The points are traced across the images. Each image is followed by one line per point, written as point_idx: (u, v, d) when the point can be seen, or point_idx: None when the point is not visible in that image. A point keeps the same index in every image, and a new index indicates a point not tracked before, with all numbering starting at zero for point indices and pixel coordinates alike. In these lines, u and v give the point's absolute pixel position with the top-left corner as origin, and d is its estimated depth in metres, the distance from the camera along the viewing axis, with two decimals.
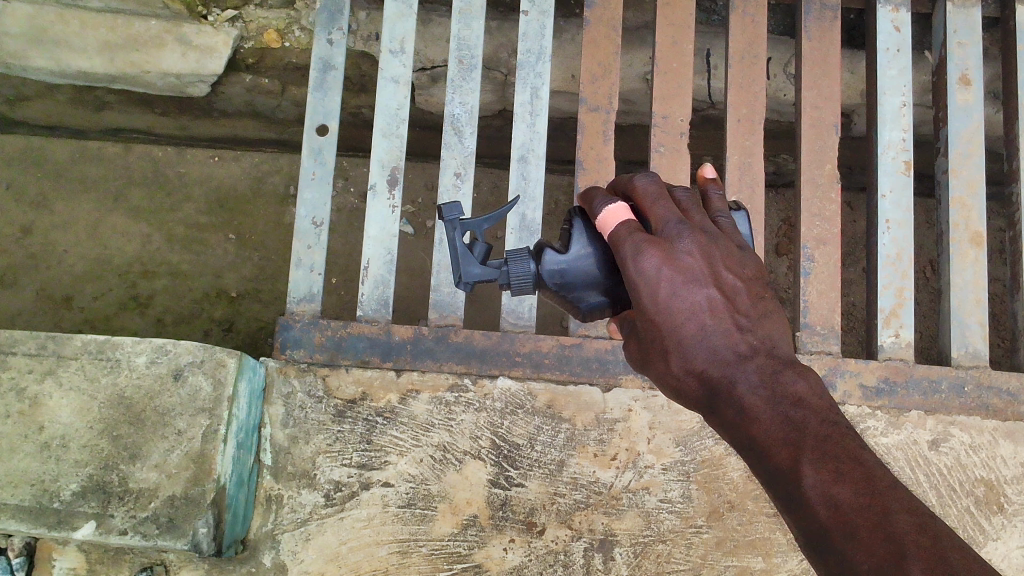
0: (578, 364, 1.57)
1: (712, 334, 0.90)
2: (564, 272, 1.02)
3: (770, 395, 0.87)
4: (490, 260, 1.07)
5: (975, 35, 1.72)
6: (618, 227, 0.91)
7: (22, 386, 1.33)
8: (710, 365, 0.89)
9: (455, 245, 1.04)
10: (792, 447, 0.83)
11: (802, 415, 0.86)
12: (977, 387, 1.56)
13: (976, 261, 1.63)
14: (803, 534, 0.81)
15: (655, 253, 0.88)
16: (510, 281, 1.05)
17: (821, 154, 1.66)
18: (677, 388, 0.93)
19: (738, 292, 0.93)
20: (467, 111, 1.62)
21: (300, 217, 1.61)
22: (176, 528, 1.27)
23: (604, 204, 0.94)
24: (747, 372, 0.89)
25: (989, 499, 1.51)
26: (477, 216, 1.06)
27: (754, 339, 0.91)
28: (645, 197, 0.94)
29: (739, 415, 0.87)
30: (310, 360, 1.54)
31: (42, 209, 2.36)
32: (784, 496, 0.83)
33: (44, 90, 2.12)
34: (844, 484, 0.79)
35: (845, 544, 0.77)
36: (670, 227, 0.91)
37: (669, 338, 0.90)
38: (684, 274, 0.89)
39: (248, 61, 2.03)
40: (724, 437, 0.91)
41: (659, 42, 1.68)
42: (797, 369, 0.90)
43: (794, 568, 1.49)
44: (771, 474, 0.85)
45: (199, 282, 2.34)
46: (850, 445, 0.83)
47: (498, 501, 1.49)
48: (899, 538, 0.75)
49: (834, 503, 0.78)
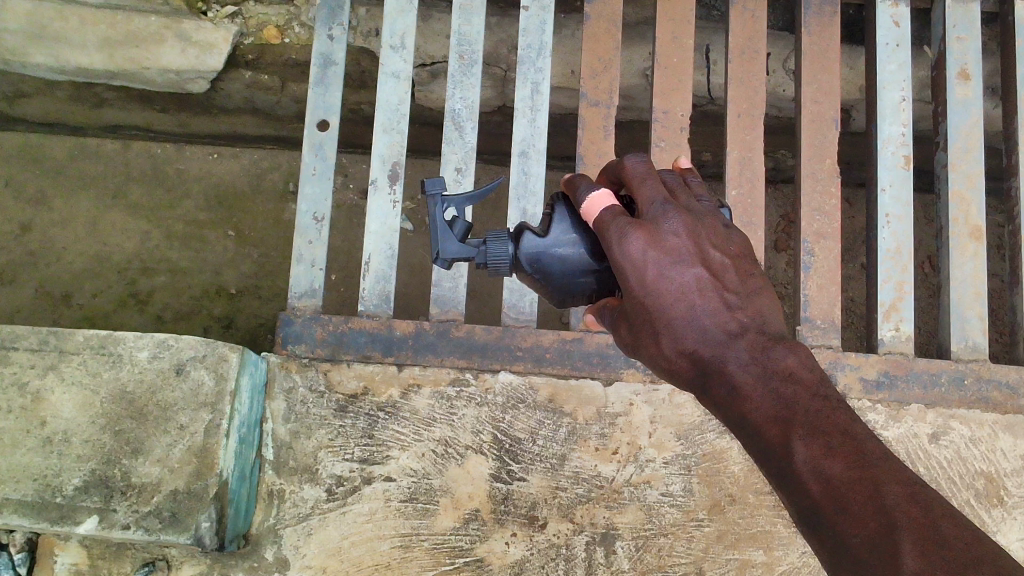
0: (579, 359, 1.57)
1: (702, 314, 0.90)
2: (541, 255, 1.05)
3: (761, 372, 0.88)
4: (468, 240, 1.10)
5: (974, 29, 1.73)
6: (603, 212, 0.93)
7: (25, 381, 1.33)
8: (700, 345, 0.90)
9: (435, 221, 1.08)
10: (783, 424, 0.84)
11: (794, 390, 0.86)
12: (977, 380, 1.57)
13: (975, 254, 1.64)
14: (795, 509, 0.82)
15: (641, 234, 0.90)
16: (487, 262, 1.07)
17: (820, 148, 1.66)
18: (670, 370, 0.93)
19: (726, 270, 0.94)
20: (467, 106, 1.63)
21: (301, 212, 1.61)
22: (179, 523, 1.27)
23: (588, 191, 0.96)
24: (737, 350, 0.89)
25: (989, 492, 1.52)
26: (460, 195, 1.11)
27: (744, 317, 0.92)
28: (634, 177, 0.95)
29: (731, 394, 0.88)
30: (311, 355, 1.55)
31: (40, 206, 2.36)
32: (776, 474, 0.83)
33: (43, 86, 2.13)
34: (835, 458, 0.79)
35: (837, 518, 0.77)
36: (655, 208, 0.93)
37: (659, 320, 0.91)
38: (670, 255, 0.90)
39: (248, 57, 2.04)
40: (718, 417, 0.91)
41: (659, 37, 1.68)
42: (788, 344, 0.90)
43: (796, 561, 1.50)
44: (763, 451, 0.85)
45: (198, 279, 2.34)
46: (839, 418, 0.84)
47: (500, 495, 1.50)
48: (890, 509, 0.75)
49: (825, 478, 0.79)
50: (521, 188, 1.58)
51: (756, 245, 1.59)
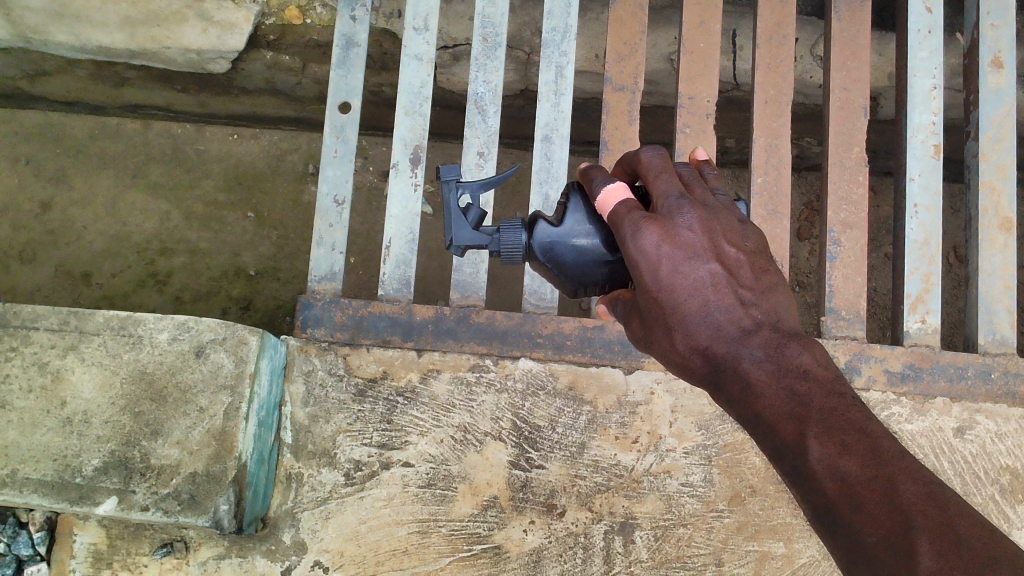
0: (600, 347, 1.55)
1: (716, 310, 0.88)
2: (554, 244, 1.03)
3: (775, 370, 0.85)
4: (482, 227, 1.09)
5: (1009, 16, 1.70)
6: (618, 206, 0.90)
7: (45, 360, 1.33)
8: (714, 341, 0.88)
9: (449, 207, 1.07)
10: (797, 422, 0.82)
11: (808, 387, 0.84)
12: (1004, 374, 1.55)
13: (1005, 246, 1.61)
14: (809, 507, 0.80)
15: (655, 229, 0.87)
16: (501, 249, 1.06)
17: (849, 136, 1.64)
18: (682, 365, 0.91)
19: (741, 266, 0.91)
20: (490, 90, 1.61)
21: (322, 195, 1.60)
22: (198, 506, 1.27)
23: (603, 184, 0.94)
24: (751, 347, 0.87)
25: (1014, 488, 1.50)
26: (474, 181, 1.09)
27: (757, 313, 0.89)
28: (649, 170, 0.93)
29: (744, 391, 0.86)
30: (331, 339, 1.54)
31: (61, 185, 2.36)
32: (791, 471, 0.81)
33: (64, 65, 2.11)
34: (850, 456, 0.77)
35: (852, 516, 0.75)
36: (669, 202, 0.90)
37: (672, 315, 0.88)
38: (685, 250, 0.88)
39: (269, 38, 2.01)
40: (731, 413, 0.90)
41: (687, 21, 1.65)
42: (802, 341, 0.88)
43: (816, 553, 1.49)
44: (777, 449, 0.83)
45: (217, 260, 2.33)
46: (855, 417, 0.81)
47: (519, 483, 1.49)
48: (906, 508, 0.73)
49: (841, 476, 0.77)
50: (544, 172, 1.56)
51: (782, 234, 1.57)
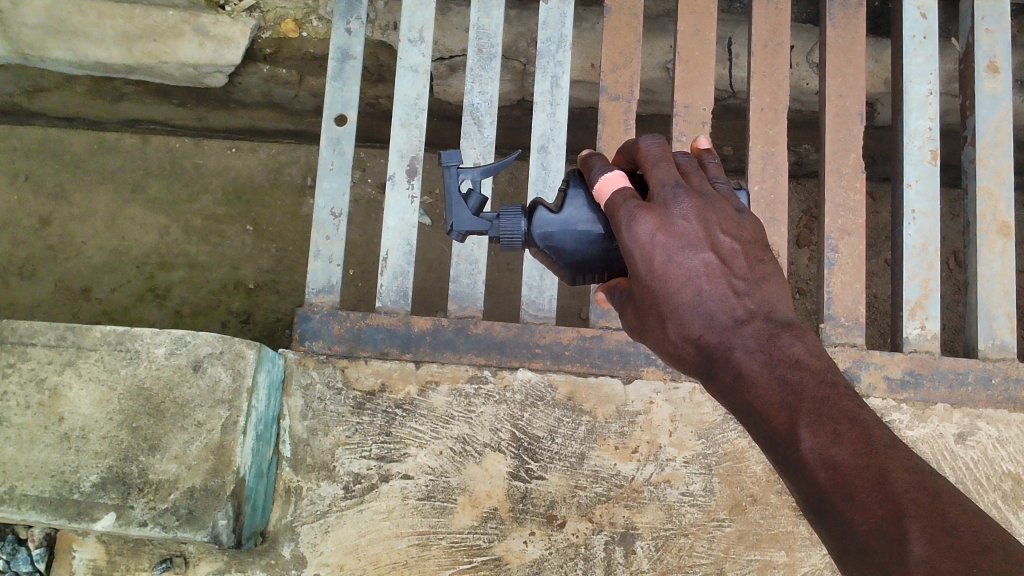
0: (598, 356, 1.55)
1: (709, 299, 0.87)
2: (553, 231, 1.03)
3: (767, 359, 0.84)
4: (484, 213, 1.08)
5: (1005, 21, 1.70)
6: (614, 195, 0.90)
7: (43, 377, 1.32)
8: (707, 331, 0.87)
9: (450, 192, 1.06)
10: (789, 411, 0.81)
11: (800, 376, 0.83)
12: (1004, 379, 1.54)
13: (1004, 251, 1.61)
14: (802, 497, 0.79)
15: (650, 218, 0.86)
16: (500, 235, 1.05)
17: (845, 143, 1.64)
18: (675, 355, 0.90)
19: (736, 256, 0.90)
20: (486, 101, 1.61)
21: (318, 208, 1.60)
22: (196, 521, 1.26)
23: (602, 173, 0.93)
24: (743, 337, 0.86)
25: (1017, 494, 1.49)
26: (475, 167, 1.08)
27: (751, 303, 0.88)
28: (647, 158, 0.92)
29: (736, 381, 0.84)
30: (329, 352, 1.53)
31: (59, 200, 2.36)
32: (783, 460, 0.80)
33: (62, 81, 2.12)
34: (842, 445, 0.77)
35: (844, 505, 0.74)
36: (666, 191, 0.89)
37: (665, 304, 0.88)
38: (679, 239, 0.87)
39: (265, 51, 2.03)
40: (723, 403, 0.88)
41: (681, 29, 1.66)
42: (794, 330, 0.87)
43: (817, 563, 1.48)
44: (769, 438, 0.82)
45: (217, 273, 2.33)
46: (847, 405, 0.80)
47: (519, 494, 1.48)
48: (897, 496, 0.72)
49: (832, 466, 0.76)
50: (540, 182, 1.56)
51: (779, 243, 1.57)
